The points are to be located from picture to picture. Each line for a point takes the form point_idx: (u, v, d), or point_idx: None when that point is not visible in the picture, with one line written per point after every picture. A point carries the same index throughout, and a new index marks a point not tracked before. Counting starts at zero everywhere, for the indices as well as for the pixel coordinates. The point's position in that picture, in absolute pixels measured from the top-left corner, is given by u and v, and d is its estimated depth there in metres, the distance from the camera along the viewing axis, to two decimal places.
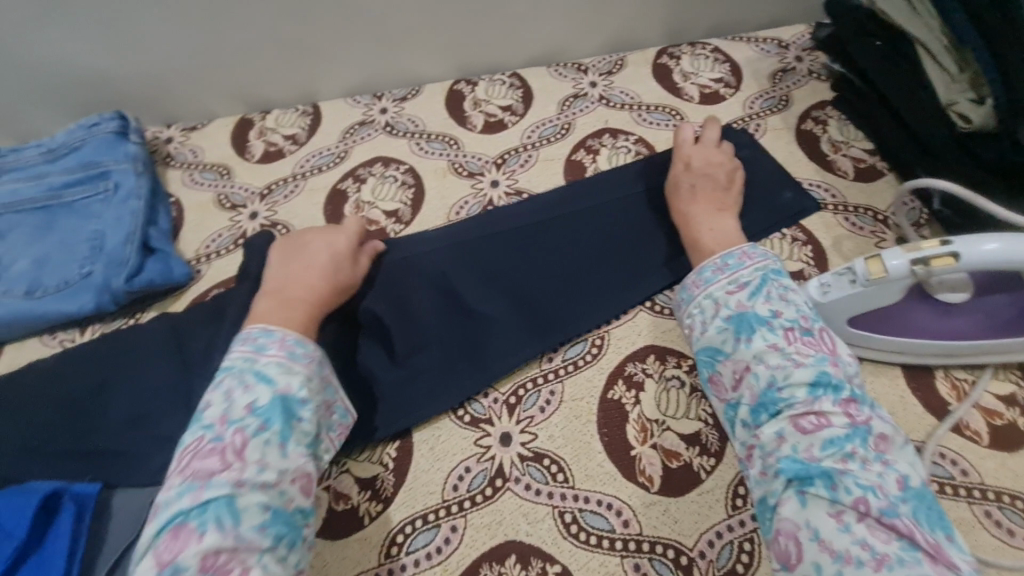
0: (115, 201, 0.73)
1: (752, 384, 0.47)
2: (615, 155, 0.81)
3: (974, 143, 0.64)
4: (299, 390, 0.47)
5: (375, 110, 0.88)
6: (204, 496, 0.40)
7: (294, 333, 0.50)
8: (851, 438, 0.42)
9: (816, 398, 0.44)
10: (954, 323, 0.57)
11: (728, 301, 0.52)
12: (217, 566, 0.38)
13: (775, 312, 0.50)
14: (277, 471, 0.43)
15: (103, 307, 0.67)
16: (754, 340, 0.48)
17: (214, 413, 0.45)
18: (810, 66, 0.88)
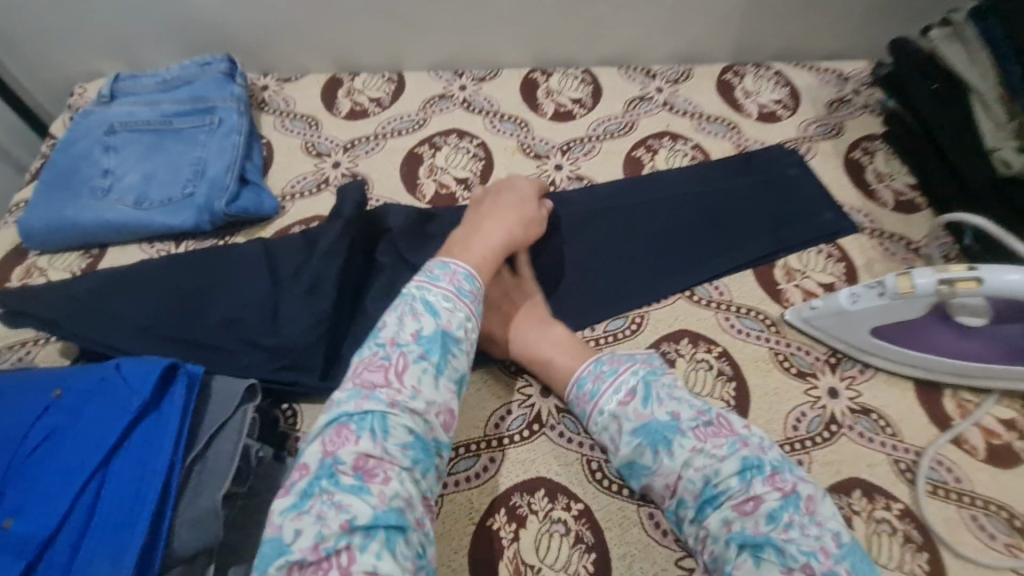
0: (219, 134, 0.81)
1: (691, 480, 0.49)
2: (672, 156, 0.87)
3: (1010, 187, 0.69)
4: (455, 328, 0.54)
5: (454, 86, 0.95)
6: (365, 406, 0.49)
7: (465, 269, 0.58)
8: (787, 510, 0.46)
9: (745, 477, 0.47)
10: (970, 345, 0.62)
11: (625, 414, 0.54)
12: (366, 468, 0.46)
13: (664, 406, 0.52)
14: (424, 401, 0.51)
15: (201, 225, 0.75)
16: (674, 426, 0.51)
17: (387, 333, 0.53)
18: (866, 101, 0.93)
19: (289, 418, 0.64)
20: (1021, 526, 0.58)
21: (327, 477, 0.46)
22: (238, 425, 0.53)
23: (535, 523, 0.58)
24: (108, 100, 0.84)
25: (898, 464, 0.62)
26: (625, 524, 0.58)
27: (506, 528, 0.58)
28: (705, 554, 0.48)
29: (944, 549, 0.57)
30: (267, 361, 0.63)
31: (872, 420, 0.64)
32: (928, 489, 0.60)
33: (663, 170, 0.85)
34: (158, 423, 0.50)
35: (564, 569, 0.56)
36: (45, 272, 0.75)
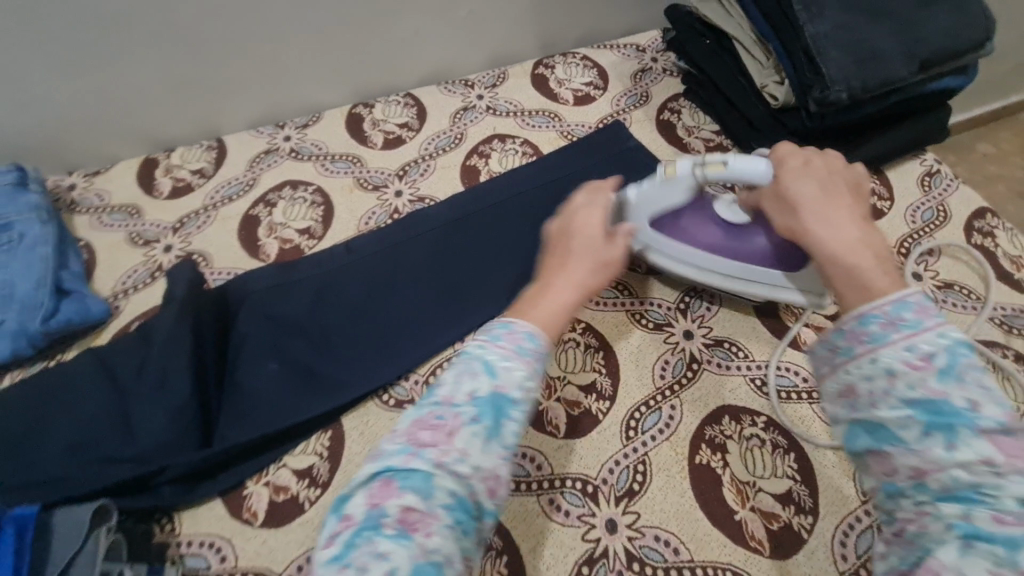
0: (20, 250, 0.74)
1: (898, 412, 0.38)
2: (504, 157, 0.91)
3: (783, 115, 0.78)
4: (514, 390, 0.43)
5: (279, 139, 0.94)
6: (411, 464, 0.39)
7: (528, 326, 0.46)
8: (934, 421, 0.37)
9: (972, 414, 0.36)
10: (749, 244, 0.66)
11: (907, 377, 0.38)
12: (410, 522, 0.36)
13: (895, 336, 0.40)
14: (473, 464, 0.40)
15: (20, 352, 0.68)
16: (887, 354, 0.40)
17: (443, 391, 0.43)
18: (664, 66, 1.02)
19: (165, 526, 0.59)
20: None
21: (370, 528, 0.36)
22: (90, 557, 0.49)
23: None
24: None
25: (753, 379, 0.68)
26: (530, 517, 0.59)
27: None
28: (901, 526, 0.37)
29: (807, 444, 0.63)
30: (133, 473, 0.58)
31: (725, 350, 0.70)
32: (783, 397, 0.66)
33: (499, 171, 0.88)
34: None
35: None
36: None
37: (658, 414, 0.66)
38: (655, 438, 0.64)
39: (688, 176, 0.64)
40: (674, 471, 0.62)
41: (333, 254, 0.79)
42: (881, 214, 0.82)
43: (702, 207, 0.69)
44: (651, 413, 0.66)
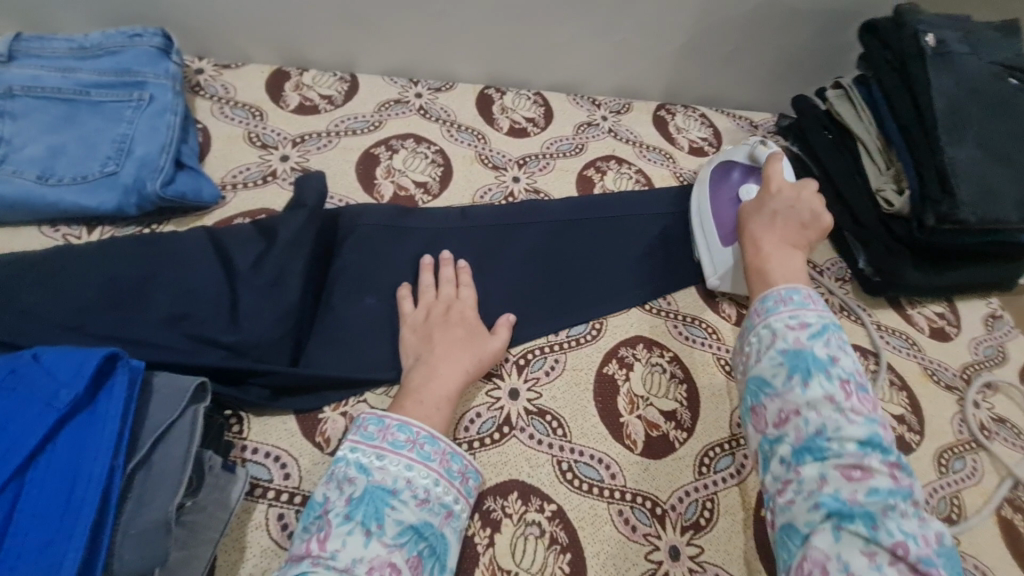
0: (148, 112, 0.71)
1: (773, 363, 0.50)
2: (619, 178, 0.93)
3: (892, 221, 0.83)
4: (392, 481, 0.49)
5: (410, 93, 0.95)
6: (291, 574, 0.44)
7: (398, 418, 0.53)
8: (784, 355, 0.49)
9: (828, 364, 0.48)
10: (731, 210, 0.77)
11: (786, 336, 0.51)
12: None
13: (783, 310, 0.53)
14: (350, 559, 0.44)
15: (126, 209, 0.66)
16: (777, 321, 0.52)
17: (322, 505, 0.49)
18: (773, 146, 1.07)
19: (233, 426, 0.57)
20: None
21: None
22: (186, 430, 0.45)
23: (510, 527, 0.57)
24: (4, 60, 0.71)
25: None
26: (597, 522, 0.59)
27: (479, 533, 0.56)
28: (770, 480, 0.46)
29: None
30: (226, 361, 0.55)
31: None
32: None
33: (612, 190, 0.91)
34: (89, 428, 0.40)
35: (540, 572, 0.55)
36: None
37: (730, 458, 0.66)
38: (726, 481, 0.64)
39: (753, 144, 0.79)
40: (740, 518, 0.62)
41: (446, 213, 0.77)
42: (949, 337, 0.86)
43: (744, 179, 0.79)
44: (725, 455, 0.66)
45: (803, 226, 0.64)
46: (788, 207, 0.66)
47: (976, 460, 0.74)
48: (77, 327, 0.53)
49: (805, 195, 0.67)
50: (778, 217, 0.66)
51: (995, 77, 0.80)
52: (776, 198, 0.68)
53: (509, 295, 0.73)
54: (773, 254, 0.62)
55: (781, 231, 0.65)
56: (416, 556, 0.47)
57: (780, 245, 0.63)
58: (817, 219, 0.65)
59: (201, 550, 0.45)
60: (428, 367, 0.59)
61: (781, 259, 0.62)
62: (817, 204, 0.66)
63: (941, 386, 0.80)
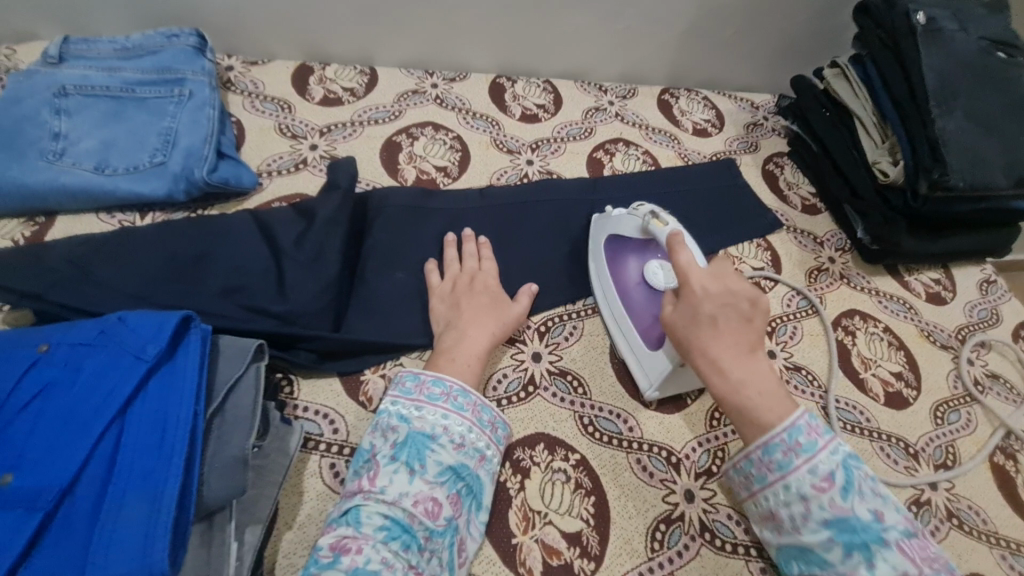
0: (189, 106, 0.77)
1: (817, 534, 0.49)
2: (626, 159, 0.98)
3: (887, 191, 0.87)
4: (430, 428, 0.55)
5: (426, 83, 1.00)
6: (347, 506, 0.50)
7: (433, 374, 0.58)
8: (828, 527, 0.49)
9: (877, 527, 0.48)
10: (645, 309, 0.70)
11: (818, 499, 0.50)
12: (342, 546, 0.47)
13: (798, 463, 0.51)
14: (397, 493, 0.50)
15: (174, 195, 0.72)
16: (797, 481, 0.51)
17: (369, 449, 0.55)
18: (773, 125, 1.12)
19: (284, 387, 0.62)
20: (914, 452, 0.74)
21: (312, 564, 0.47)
22: (251, 383, 0.51)
23: (538, 473, 0.62)
24: (56, 61, 0.76)
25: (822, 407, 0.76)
26: (617, 469, 0.64)
27: (511, 479, 0.61)
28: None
29: None
30: (277, 328, 0.61)
31: (802, 376, 0.78)
32: (847, 428, 0.74)
33: (621, 170, 0.96)
34: (173, 377, 0.46)
35: (568, 512, 0.60)
36: None
37: None
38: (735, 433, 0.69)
39: (642, 217, 0.72)
40: None
41: (466, 194, 0.82)
42: (944, 301, 0.91)
43: (642, 252, 0.73)
44: None
45: (745, 321, 0.57)
46: (723, 306, 0.57)
47: (970, 412, 0.79)
48: (145, 298, 0.58)
49: (727, 276, 0.60)
50: (720, 322, 0.56)
51: (984, 51, 0.84)
52: (704, 300, 0.58)
53: (528, 268, 0.78)
54: (742, 382, 0.54)
55: (727, 337, 0.56)
56: (455, 493, 0.53)
57: (740, 360, 0.55)
58: (756, 305, 0.57)
59: (267, 490, 0.50)
60: (459, 330, 0.64)
61: (753, 385, 0.55)
62: (751, 291, 0.58)
63: (937, 346, 0.85)
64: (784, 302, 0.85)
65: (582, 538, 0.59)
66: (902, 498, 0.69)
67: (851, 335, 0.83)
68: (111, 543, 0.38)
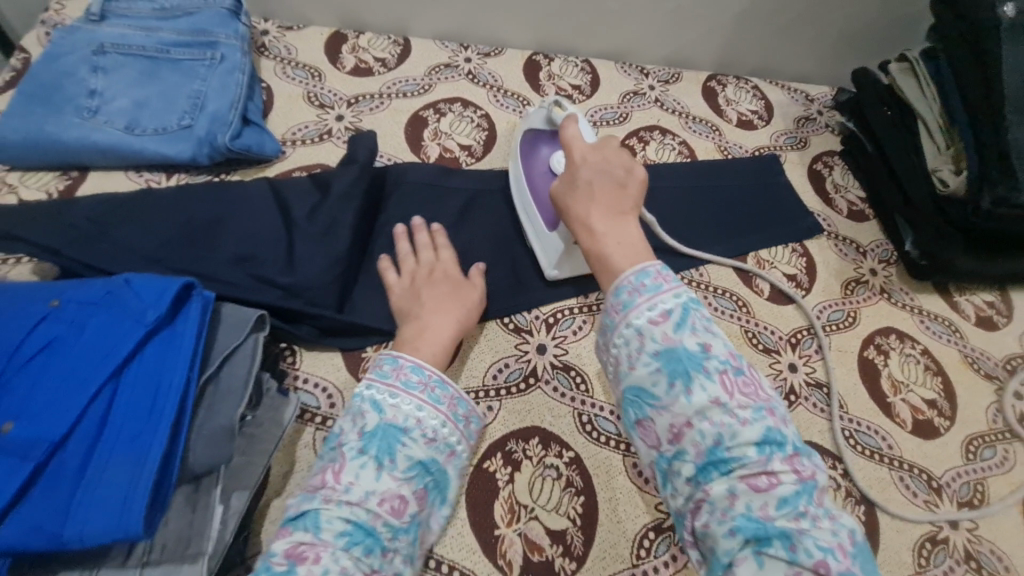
0: (220, 69, 0.77)
1: (650, 368, 0.46)
2: (661, 148, 0.93)
3: (946, 203, 0.79)
4: (402, 419, 0.51)
5: (460, 58, 0.97)
6: (305, 507, 0.46)
7: (413, 360, 0.55)
8: (659, 358, 0.46)
9: (702, 357, 0.46)
10: (546, 194, 0.71)
11: (651, 334, 0.47)
12: (298, 553, 0.43)
13: (640, 301, 0.48)
14: (362, 493, 0.47)
15: (199, 158, 0.73)
16: (637, 317, 0.48)
17: (336, 438, 0.51)
18: (827, 121, 1.04)
19: (288, 358, 0.64)
20: (937, 486, 0.69)
21: (263, 568, 0.43)
22: (248, 353, 0.51)
23: (529, 467, 0.61)
24: (97, 19, 0.78)
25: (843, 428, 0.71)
26: (612, 472, 0.63)
27: (501, 470, 0.61)
28: (678, 497, 0.45)
29: (881, 512, 0.65)
30: (284, 301, 0.62)
31: (824, 393, 0.73)
32: (865, 453, 0.69)
33: (653, 160, 0.91)
34: (171, 342, 0.47)
35: (555, 510, 0.59)
36: (15, 190, 0.70)
37: None
38: None
39: (549, 107, 0.73)
40: None
41: (487, 175, 0.80)
42: (996, 326, 0.83)
43: (552, 141, 0.73)
44: None
45: (619, 185, 0.57)
46: (597, 171, 0.58)
47: (1008, 450, 0.73)
48: (161, 261, 0.60)
49: (611, 152, 0.60)
50: (594, 186, 0.57)
51: None
52: (582, 166, 0.59)
53: None
54: (604, 232, 0.54)
55: (601, 199, 0.56)
56: (422, 487, 0.50)
57: (608, 215, 0.55)
58: (631, 173, 0.58)
59: (257, 459, 0.50)
60: (462, 317, 0.63)
61: (615, 236, 0.54)
62: (628, 160, 0.59)
63: (980, 375, 0.78)
64: (814, 313, 0.80)
65: (567, 537, 0.58)
66: (917, 533, 0.65)
67: (883, 355, 0.78)
68: (97, 500, 0.39)
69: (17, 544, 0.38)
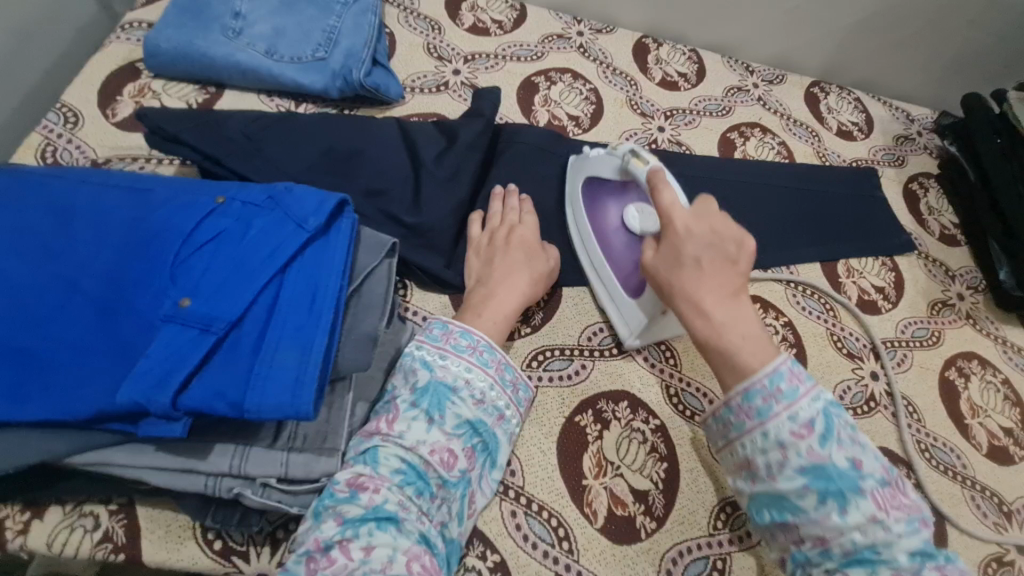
0: (354, 9, 0.79)
1: (794, 484, 0.47)
2: (761, 146, 0.94)
3: None
4: (452, 379, 0.52)
5: (572, 30, 0.98)
6: (364, 447, 0.48)
7: (462, 325, 0.56)
8: (805, 474, 0.47)
9: (855, 474, 0.47)
10: (624, 255, 0.67)
11: (798, 446, 0.48)
12: (358, 483, 0.46)
13: (778, 408, 0.49)
14: (415, 440, 0.49)
15: (330, 91, 0.76)
16: (775, 424, 0.49)
17: (390, 393, 0.52)
18: (926, 143, 1.02)
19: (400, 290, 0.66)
20: (1007, 511, 0.69)
21: (327, 497, 0.46)
22: (384, 274, 0.54)
23: (617, 427, 0.64)
24: None
25: (919, 441, 0.72)
26: (696, 444, 0.64)
27: (591, 426, 0.63)
28: None
29: (951, 525, 0.66)
30: (406, 236, 0.64)
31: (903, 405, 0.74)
32: (940, 468, 0.70)
33: (753, 156, 0.92)
34: (327, 251, 0.50)
35: (640, 471, 0.62)
36: (158, 97, 0.74)
37: None
38: None
39: (621, 156, 0.65)
40: None
41: None
42: None
43: (621, 197, 0.68)
44: None
45: (729, 262, 0.53)
46: (707, 248, 0.53)
47: None
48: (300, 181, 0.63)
49: (718, 218, 0.55)
50: (705, 266, 0.53)
51: None
52: (687, 244, 0.54)
53: None
54: (725, 327, 0.51)
55: (712, 279, 0.52)
56: (471, 447, 0.51)
57: (722, 300, 0.52)
58: (743, 247, 0.53)
59: (377, 373, 0.55)
60: None
61: (737, 329, 0.51)
62: (740, 233, 0.54)
63: None
64: (898, 328, 0.81)
65: (649, 497, 0.60)
66: (985, 551, 0.66)
67: (964, 378, 0.78)
68: (269, 377, 0.42)
69: (203, 406, 0.41)
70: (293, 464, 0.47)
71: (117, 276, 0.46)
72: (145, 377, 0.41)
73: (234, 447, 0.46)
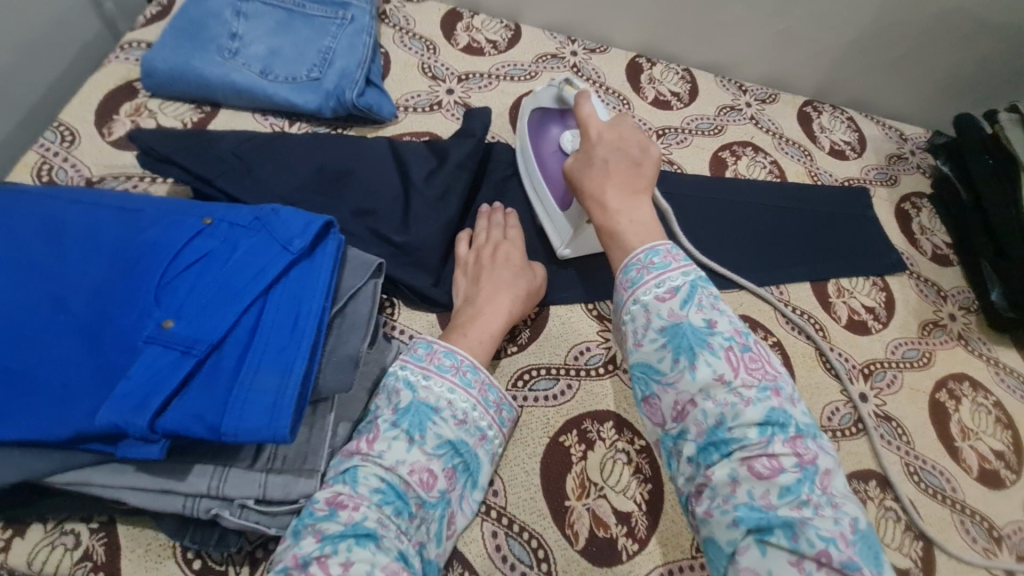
0: (349, 30, 0.81)
1: (655, 344, 0.48)
2: (752, 165, 0.94)
3: None
4: (434, 399, 0.52)
5: (566, 50, 0.99)
6: (344, 467, 0.49)
7: (446, 345, 0.56)
8: (664, 333, 0.48)
9: (707, 333, 0.47)
10: (556, 173, 0.71)
11: (659, 309, 0.49)
12: (338, 501, 0.46)
13: (648, 277, 0.50)
14: (394, 460, 0.49)
15: (323, 110, 0.77)
16: (645, 293, 0.50)
17: (373, 413, 0.53)
18: (919, 162, 1.03)
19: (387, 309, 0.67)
20: (997, 535, 0.69)
21: (307, 516, 0.46)
22: (369, 295, 0.55)
23: (602, 448, 0.64)
24: None
25: (907, 463, 0.71)
26: None
27: (575, 446, 0.63)
28: (682, 477, 0.47)
29: (939, 550, 0.66)
30: (394, 256, 0.65)
31: (891, 427, 0.74)
32: (929, 491, 0.70)
33: (744, 175, 0.93)
34: (311, 273, 0.51)
35: (623, 492, 0.61)
36: (155, 115, 0.75)
37: None
38: None
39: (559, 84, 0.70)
40: None
41: None
42: None
43: (561, 121, 0.72)
44: None
45: (633, 165, 0.58)
46: (614, 151, 0.60)
47: None
48: (289, 201, 0.64)
49: (628, 135, 0.61)
50: (610, 165, 0.58)
51: None
52: (598, 147, 0.60)
53: None
54: (618, 211, 0.56)
55: (617, 178, 0.58)
56: (451, 467, 0.51)
57: (624, 197, 0.57)
58: (645, 154, 0.59)
59: (359, 394, 0.55)
60: None
61: (627, 215, 0.56)
62: (643, 141, 0.61)
63: None
64: (888, 348, 0.80)
65: (632, 519, 0.60)
66: None
67: (954, 400, 0.77)
68: (248, 400, 0.43)
69: (181, 429, 0.42)
70: (271, 485, 0.47)
71: (103, 296, 0.47)
72: (125, 399, 0.41)
73: (213, 468, 0.47)
